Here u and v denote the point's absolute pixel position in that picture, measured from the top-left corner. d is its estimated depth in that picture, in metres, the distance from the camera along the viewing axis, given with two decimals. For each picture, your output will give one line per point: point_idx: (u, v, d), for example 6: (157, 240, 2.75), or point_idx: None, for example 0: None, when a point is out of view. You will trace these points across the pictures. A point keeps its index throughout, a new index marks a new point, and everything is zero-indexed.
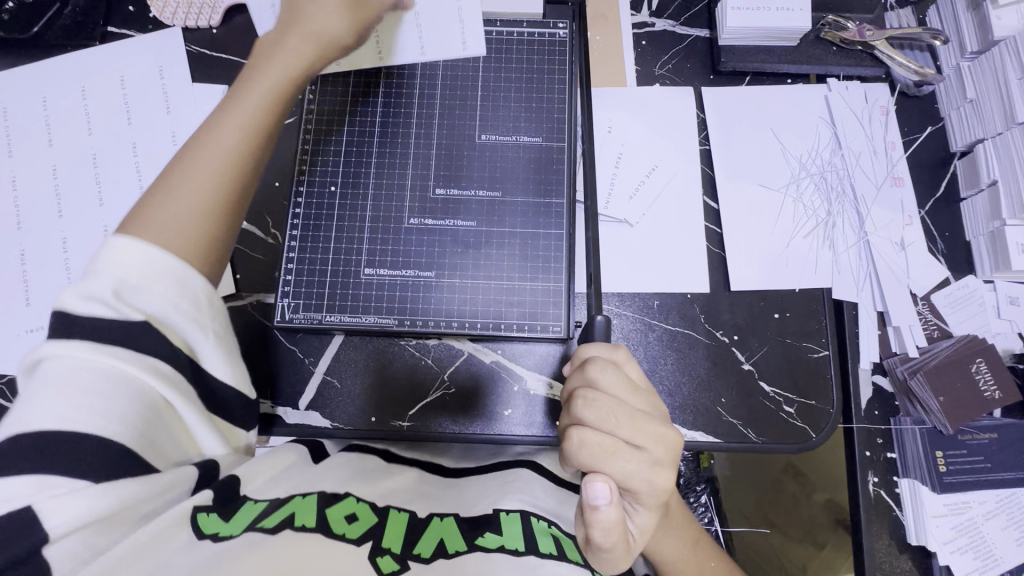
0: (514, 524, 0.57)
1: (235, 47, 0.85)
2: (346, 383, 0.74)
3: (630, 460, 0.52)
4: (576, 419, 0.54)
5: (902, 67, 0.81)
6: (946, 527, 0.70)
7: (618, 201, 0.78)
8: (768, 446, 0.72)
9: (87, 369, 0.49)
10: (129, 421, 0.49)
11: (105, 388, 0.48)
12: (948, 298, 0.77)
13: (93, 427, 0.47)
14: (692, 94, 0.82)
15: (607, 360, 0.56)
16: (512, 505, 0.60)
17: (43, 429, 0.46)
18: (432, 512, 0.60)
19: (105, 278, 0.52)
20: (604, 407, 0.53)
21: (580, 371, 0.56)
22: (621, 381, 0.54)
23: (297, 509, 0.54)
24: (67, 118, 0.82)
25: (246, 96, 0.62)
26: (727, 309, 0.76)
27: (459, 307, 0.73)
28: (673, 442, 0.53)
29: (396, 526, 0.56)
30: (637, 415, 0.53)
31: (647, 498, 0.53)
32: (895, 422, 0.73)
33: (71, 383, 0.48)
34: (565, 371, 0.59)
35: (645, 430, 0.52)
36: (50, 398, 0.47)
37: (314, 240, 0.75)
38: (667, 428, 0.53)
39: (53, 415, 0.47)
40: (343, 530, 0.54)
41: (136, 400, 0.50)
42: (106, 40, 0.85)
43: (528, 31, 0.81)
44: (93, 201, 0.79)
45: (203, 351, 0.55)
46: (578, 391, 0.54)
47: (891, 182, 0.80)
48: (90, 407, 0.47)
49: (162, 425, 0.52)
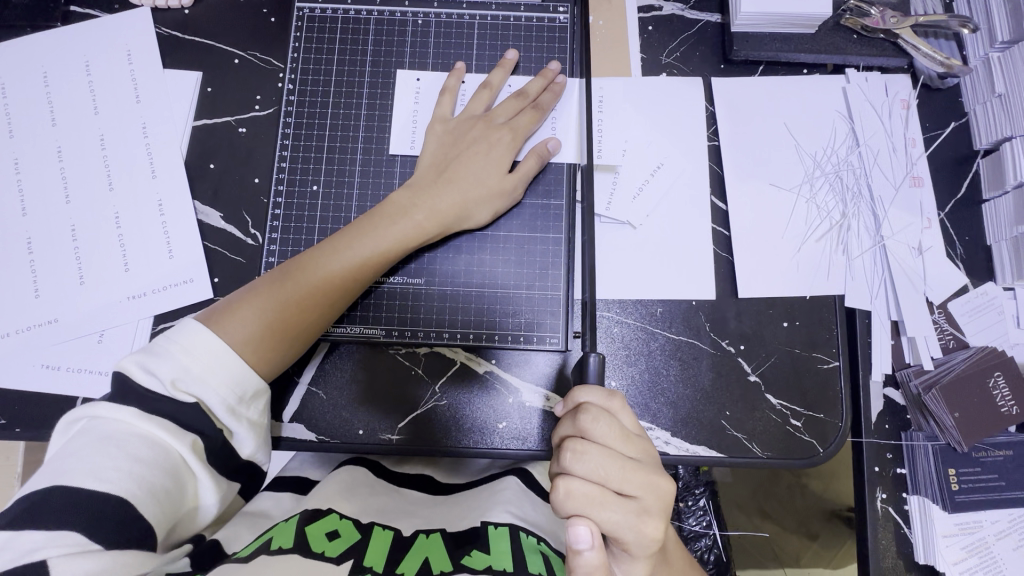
0: (503, 542, 0.55)
1: (208, 29, 0.78)
2: (331, 395, 0.70)
3: (617, 511, 0.49)
4: (564, 469, 0.51)
5: (927, 58, 0.76)
6: (956, 547, 0.68)
7: (621, 202, 0.73)
8: (773, 461, 0.69)
9: (132, 435, 0.50)
10: (156, 494, 0.49)
11: (145, 455, 0.50)
12: (965, 306, 0.73)
13: (119, 490, 0.47)
14: (701, 85, 0.77)
15: (602, 408, 0.52)
16: (500, 518, 0.58)
17: (72, 487, 0.47)
18: (417, 530, 0.58)
19: (177, 362, 0.54)
20: (594, 459, 0.50)
21: (572, 417, 0.52)
22: (614, 430, 0.51)
23: (276, 534, 0.53)
24: (29, 108, 0.76)
25: (387, 224, 0.66)
26: (733, 317, 0.72)
27: (451, 316, 0.70)
28: (664, 492, 0.51)
29: (376, 543, 0.55)
30: (628, 466, 0.50)
31: (636, 549, 0.50)
32: (907, 437, 0.70)
33: (116, 446, 0.49)
34: (556, 411, 0.55)
35: (635, 480, 0.50)
36: (89, 457, 0.48)
37: (297, 238, 0.72)
38: (659, 477, 0.51)
39: (90, 474, 0.47)
40: (322, 547, 0.53)
41: (168, 473, 0.50)
42: (69, 20, 0.79)
43: (526, 15, 0.76)
44: (59, 197, 0.74)
45: (236, 435, 0.56)
46: (568, 441, 0.51)
47: (910, 182, 0.75)
48: (128, 471, 0.48)
49: (181, 492, 0.51)
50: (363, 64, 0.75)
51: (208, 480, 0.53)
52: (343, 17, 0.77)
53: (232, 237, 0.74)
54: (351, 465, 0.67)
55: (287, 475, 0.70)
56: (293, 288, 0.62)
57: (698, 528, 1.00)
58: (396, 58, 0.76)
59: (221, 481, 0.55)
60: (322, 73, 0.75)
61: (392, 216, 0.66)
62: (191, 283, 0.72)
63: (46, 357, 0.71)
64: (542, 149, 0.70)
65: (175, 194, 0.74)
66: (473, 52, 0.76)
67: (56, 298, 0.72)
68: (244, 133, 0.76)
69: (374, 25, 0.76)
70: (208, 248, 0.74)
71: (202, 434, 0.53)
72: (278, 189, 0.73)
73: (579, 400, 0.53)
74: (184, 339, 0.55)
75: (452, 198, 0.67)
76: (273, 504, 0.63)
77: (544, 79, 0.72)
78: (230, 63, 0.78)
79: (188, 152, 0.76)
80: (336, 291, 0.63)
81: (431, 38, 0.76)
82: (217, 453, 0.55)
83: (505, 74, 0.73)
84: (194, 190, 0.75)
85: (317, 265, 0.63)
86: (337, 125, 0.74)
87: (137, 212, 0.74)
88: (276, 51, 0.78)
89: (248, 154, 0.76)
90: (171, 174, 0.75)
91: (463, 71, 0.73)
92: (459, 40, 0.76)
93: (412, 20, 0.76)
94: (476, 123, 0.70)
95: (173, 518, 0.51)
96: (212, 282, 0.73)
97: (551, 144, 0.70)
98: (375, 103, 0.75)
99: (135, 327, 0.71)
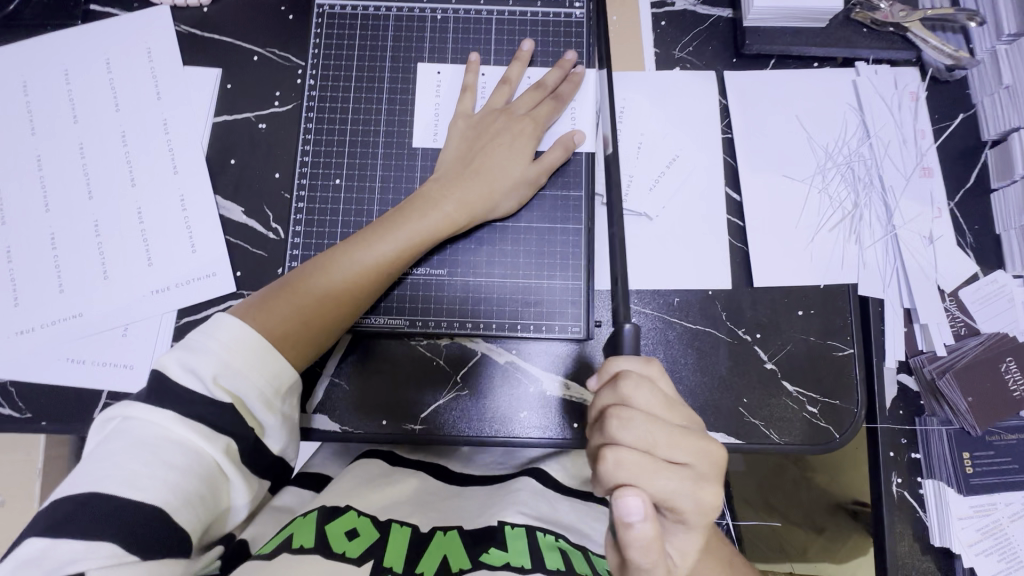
0: (520, 540, 0.56)
1: (228, 27, 0.79)
2: (355, 385, 0.71)
3: (671, 478, 0.50)
4: (610, 439, 0.51)
5: (936, 49, 0.78)
6: (971, 530, 0.70)
7: (637, 193, 0.75)
8: (791, 447, 0.70)
9: (166, 441, 0.50)
10: (190, 501, 0.50)
11: (178, 462, 0.50)
12: (976, 294, 0.75)
13: (154, 497, 0.48)
14: (713, 78, 0.78)
15: (642, 375, 0.53)
16: (517, 518, 0.59)
17: (108, 495, 0.47)
18: (434, 526, 0.59)
19: (218, 358, 0.54)
20: (641, 426, 0.50)
21: (612, 388, 0.53)
22: (656, 398, 0.52)
23: (297, 528, 0.55)
24: (51, 105, 0.76)
25: (416, 216, 0.67)
26: (749, 306, 0.73)
27: (475, 306, 0.71)
28: (714, 455, 0.52)
29: (396, 541, 0.56)
30: (675, 432, 0.51)
31: (691, 517, 0.51)
32: (921, 422, 0.72)
33: (150, 452, 0.49)
34: (591, 384, 0.55)
35: (682, 447, 0.51)
36: (123, 463, 0.49)
37: (319, 233, 0.73)
38: (707, 442, 0.52)
39: (126, 481, 0.48)
40: (343, 547, 0.54)
41: (202, 479, 0.51)
42: (89, 18, 0.79)
43: (542, 11, 0.78)
44: (82, 194, 0.74)
45: (268, 432, 0.56)
46: (611, 410, 0.52)
47: (920, 172, 0.76)
48: (162, 479, 0.49)
49: (215, 497, 0.52)
50: (383, 60, 0.77)
51: (241, 483, 0.54)
52: (362, 14, 0.78)
53: (254, 231, 0.75)
54: (366, 458, 0.68)
55: (312, 470, 0.71)
56: (326, 280, 0.63)
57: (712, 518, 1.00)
58: (415, 54, 0.77)
59: (251, 482, 0.55)
60: (342, 69, 0.76)
61: (421, 209, 0.67)
62: (214, 277, 0.73)
63: (71, 351, 0.71)
64: (569, 141, 0.71)
65: (197, 191, 0.75)
66: (490, 47, 0.77)
67: (81, 292, 0.72)
68: (264, 129, 0.77)
69: (393, 21, 0.77)
70: (230, 242, 0.74)
71: (236, 438, 0.53)
72: (301, 184, 0.74)
73: (617, 369, 0.54)
74: (223, 335, 0.55)
75: (479, 190, 0.68)
76: (296, 499, 0.64)
77: (561, 70, 0.74)
78: (250, 60, 0.79)
79: (209, 147, 0.77)
80: (368, 283, 0.64)
81: (448, 34, 0.77)
82: (250, 451, 0.55)
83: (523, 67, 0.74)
84: (215, 187, 0.76)
85: (349, 258, 0.64)
86: (357, 119, 0.75)
87: (160, 208, 0.74)
88: (295, 48, 0.79)
89: (268, 149, 0.77)
90: (193, 170, 0.75)
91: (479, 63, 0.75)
92: (477, 36, 0.77)
93: (431, 16, 0.77)
94: (499, 116, 0.71)
95: (209, 520, 0.52)
96: (234, 276, 0.74)
97: (576, 137, 0.72)
98: (395, 97, 0.76)
99: (159, 322, 0.72)
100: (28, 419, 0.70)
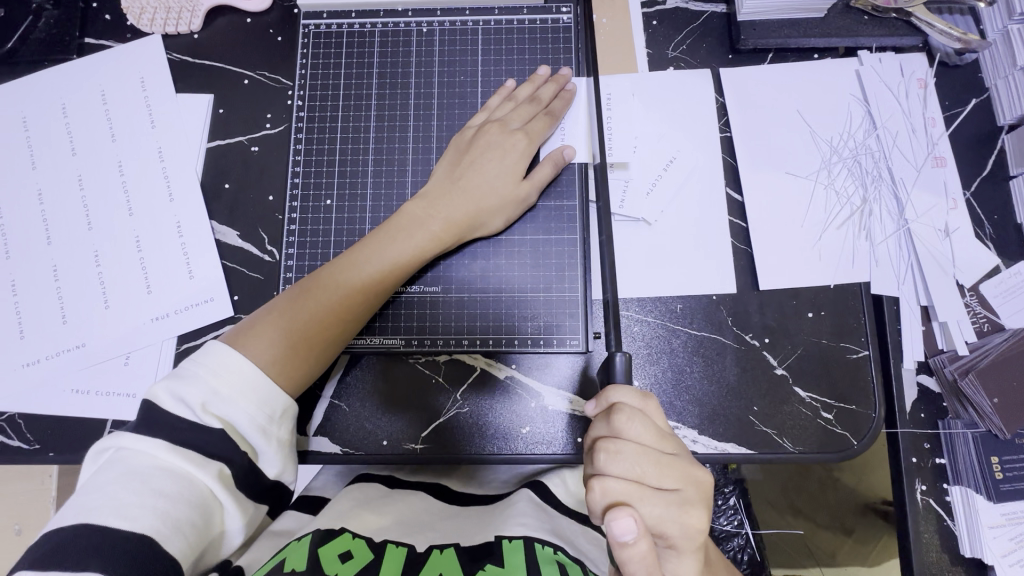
0: (517, 554, 0.53)
1: (218, 52, 0.80)
2: (355, 406, 0.70)
3: (658, 504, 0.48)
4: (599, 470, 0.50)
5: (942, 33, 0.74)
6: (1004, 539, 0.66)
7: (634, 199, 0.73)
8: (806, 456, 0.67)
9: (156, 468, 0.50)
10: (182, 528, 0.49)
11: (169, 490, 0.49)
12: (999, 287, 0.71)
13: (146, 528, 0.47)
14: (709, 75, 0.76)
15: (637, 409, 0.51)
16: (514, 531, 0.56)
17: (97, 525, 0.46)
18: (431, 545, 0.57)
19: (205, 384, 0.54)
20: (629, 458, 0.49)
21: (606, 419, 0.51)
22: (648, 429, 0.50)
23: (289, 553, 0.53)
24: (50, 139, 0.78)
25: (405, 233, 0.66)
26: (757, 310, 0.70)
27: (470, 323, 0.70)
28: (704, 481, 0.50)
29: (391, 561, 0.54)
30: (663, 461, 0.49)
31: (681, 543, 0.49)
32: (945, 425, 0.69)
33: (141, 480, 0.49)
34: (586, 411, 0.53)
35: (672, 473, 0.49)
36: (113, 494, 0.48)
37: (314, 254, 0.73)
38: (697, 468, 0.50)
39: (115, 511, 0.47)
40: (336, 570, 0.52)
41: (193, 507, 0.50)
42: (83, 51, 0.81)
43: (528, 17, 0.77)
44: (82, 225, 0.75)
45: (264, 456, 0.56)
46: (600, 442, 0.50)
47: (932, 163, 0.73)
48: (153, 507, 0.48)
49: (208, 525, 0.51)
50: (371, 77, 0.76)
51: (233, 507, 0.53)
52: (348, 31, 0.78)
53: (249, 255, 0.75)
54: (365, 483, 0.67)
55: (312, 493, 0.69)
56: (314, 304, 0.62)
57: (730, 528, 0.97)
58: (403, 69, 0.76)
59: (245, 505, 0.54)
60: (330, 87, 0.77)
61: (409, 228, 0.66)
62: (212, 301, 0.73)
63: (76, 382, 0.72)
64: (559, 156, 0.70)
65: (192, 217, 0.75)
66: (478, 57, 0.76)
67: (84, 322, 0.73)
68: (257, 151, 0.77)
69: (379, 37, 0.77)
70: (226, 266, 0.75)
71: (229, 462, 0.53)
72: (293, 207, 0.74)
73: (612, 400, 0.52)
74: (211, 361, 0.55)
75: (467, 205, 0.67)
76: (297, 523, 0.62)
77: (556, 84, 0.73)
78: (240, 83, 0.79)
79: (203, 174, 0.77)
80: (358, 304, 0.64)
81: (435, 46, 0.76)
82: (244, 476, 0.54)
83: (534, 88, 0.72)
84: (210, 211, 0.76)
85: (337, 279, 0.64)
86: (348, 136, 0.75)
87: (156, 234, 0.75)
88: (284, 69, 0.79)
89: (261, 171, 0.77)
90: (188, 197, 0.76)
91: (509, 87, 0.73)
92: (465, 48, 0.76)
93: (417, 30, 0.77)
94: (492, 128, 0.70)
95: (200, 547, 0.50)
96: (232, 300, 0.74)
97: (567, 152, 0.71)
98: (384, 113, 0.75)
99: (159, 349, 0.73)
100: (36, 450, 0.71)
